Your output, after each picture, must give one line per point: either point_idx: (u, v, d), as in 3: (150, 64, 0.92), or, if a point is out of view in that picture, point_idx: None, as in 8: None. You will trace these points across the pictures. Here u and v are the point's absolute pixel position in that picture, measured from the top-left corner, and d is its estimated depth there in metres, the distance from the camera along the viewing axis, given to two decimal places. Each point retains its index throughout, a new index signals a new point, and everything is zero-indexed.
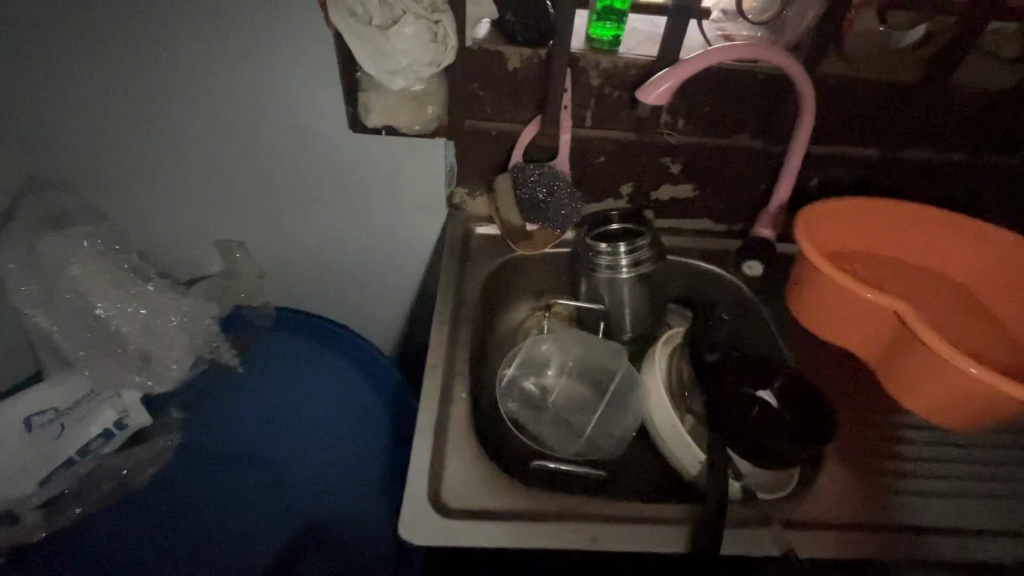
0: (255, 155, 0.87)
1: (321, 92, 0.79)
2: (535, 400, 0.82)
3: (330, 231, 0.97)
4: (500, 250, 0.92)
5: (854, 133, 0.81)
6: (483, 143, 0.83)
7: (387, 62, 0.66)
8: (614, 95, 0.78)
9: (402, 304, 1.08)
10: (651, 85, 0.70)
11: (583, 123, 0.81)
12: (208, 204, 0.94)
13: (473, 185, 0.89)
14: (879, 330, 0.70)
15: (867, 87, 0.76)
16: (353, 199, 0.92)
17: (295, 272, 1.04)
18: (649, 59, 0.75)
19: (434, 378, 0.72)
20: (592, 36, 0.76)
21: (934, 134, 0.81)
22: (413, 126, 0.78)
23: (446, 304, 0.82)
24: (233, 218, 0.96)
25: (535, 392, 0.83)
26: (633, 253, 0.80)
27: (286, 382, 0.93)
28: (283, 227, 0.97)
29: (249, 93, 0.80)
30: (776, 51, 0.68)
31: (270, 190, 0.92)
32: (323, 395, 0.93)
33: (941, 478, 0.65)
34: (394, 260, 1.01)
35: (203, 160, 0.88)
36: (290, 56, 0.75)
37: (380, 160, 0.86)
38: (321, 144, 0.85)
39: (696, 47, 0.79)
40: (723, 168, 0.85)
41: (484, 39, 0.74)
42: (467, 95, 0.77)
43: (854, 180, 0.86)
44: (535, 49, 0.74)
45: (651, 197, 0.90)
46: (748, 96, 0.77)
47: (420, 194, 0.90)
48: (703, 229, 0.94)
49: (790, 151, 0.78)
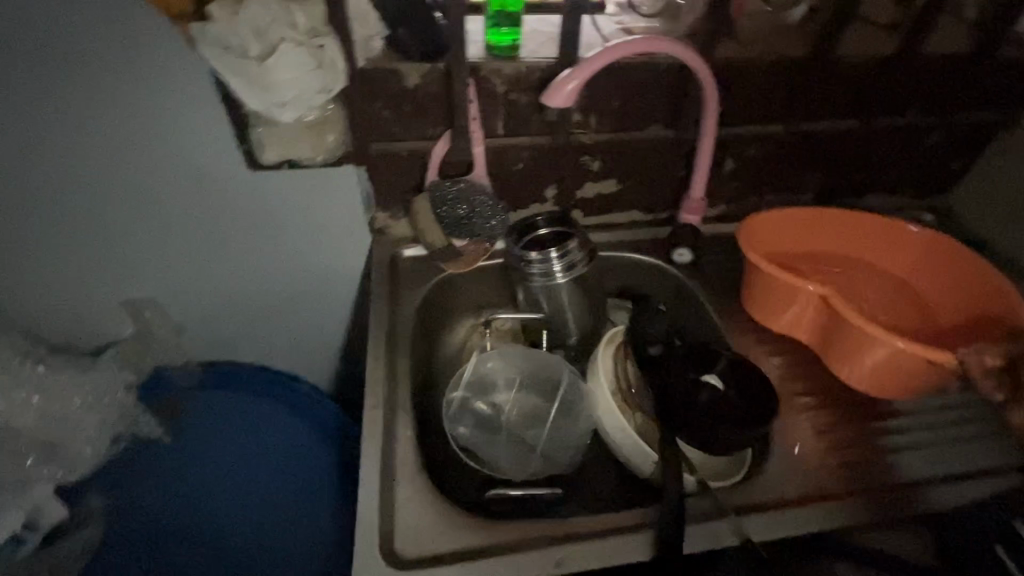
0: (146, 208, 0.80)
1: (206, 133, 0.73)
2: (486, 420, 0.79)
3: (248, 276, 0.91)
4: (432, 269, 0.88)
5: (758, 112, 0.83)
6: (396, 164, 0.79)
7: (271, 94, 0.62)
8: (522, 100, 0.76)
9: (343, 339, 1.03)
10: (555, 88, 0.68)
11: (496, 131, 0.79)
12: (104, 266, 0.86)
13: (393, 207, 0.86)
14: (820, 322, 0.74)
15: (764, 66, 0.78)
16: (265, 239, 0.86)
17: (218, 323, 0.97)
18: (550, 62, 0.73)
19: (375, 418, 0.68)
20: (490, 43, 0.74)
21: (832, 104, 0.84)
22: (315, 156, 0.75)
23: (380, 338, 0.78)
24: (135, 276, 0.88)
25: (486, 413, 0.80)
26: (565, 257, 0.79)
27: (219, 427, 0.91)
28: (194, 279, 0.90)
29: (128, 146, 0.74)
30: (669, 42, 0.68)
31: (171, 243, 0.85)
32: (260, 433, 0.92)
33: (896, 452, 0.67)
34: (324, 296, 0.95)
35: (88, 221, 0.80)
36: (164, 100, 0.70)
37: (286, 194, 0.81)
38: (218, 186, 0.79)
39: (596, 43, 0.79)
40: (642, 160, 0.85)
41: (378, 58, 0.70)
42: (368, 118, 0.74)
43: (766, 155, 0.89)
44: (433, 63, 0.71)
45: (576, 196, 0.89)
46: (653, 87, 0.78)
47: (336, 224, 0.85)
48: (633, 221, 0.94)
49: (702, 132, 0.78)
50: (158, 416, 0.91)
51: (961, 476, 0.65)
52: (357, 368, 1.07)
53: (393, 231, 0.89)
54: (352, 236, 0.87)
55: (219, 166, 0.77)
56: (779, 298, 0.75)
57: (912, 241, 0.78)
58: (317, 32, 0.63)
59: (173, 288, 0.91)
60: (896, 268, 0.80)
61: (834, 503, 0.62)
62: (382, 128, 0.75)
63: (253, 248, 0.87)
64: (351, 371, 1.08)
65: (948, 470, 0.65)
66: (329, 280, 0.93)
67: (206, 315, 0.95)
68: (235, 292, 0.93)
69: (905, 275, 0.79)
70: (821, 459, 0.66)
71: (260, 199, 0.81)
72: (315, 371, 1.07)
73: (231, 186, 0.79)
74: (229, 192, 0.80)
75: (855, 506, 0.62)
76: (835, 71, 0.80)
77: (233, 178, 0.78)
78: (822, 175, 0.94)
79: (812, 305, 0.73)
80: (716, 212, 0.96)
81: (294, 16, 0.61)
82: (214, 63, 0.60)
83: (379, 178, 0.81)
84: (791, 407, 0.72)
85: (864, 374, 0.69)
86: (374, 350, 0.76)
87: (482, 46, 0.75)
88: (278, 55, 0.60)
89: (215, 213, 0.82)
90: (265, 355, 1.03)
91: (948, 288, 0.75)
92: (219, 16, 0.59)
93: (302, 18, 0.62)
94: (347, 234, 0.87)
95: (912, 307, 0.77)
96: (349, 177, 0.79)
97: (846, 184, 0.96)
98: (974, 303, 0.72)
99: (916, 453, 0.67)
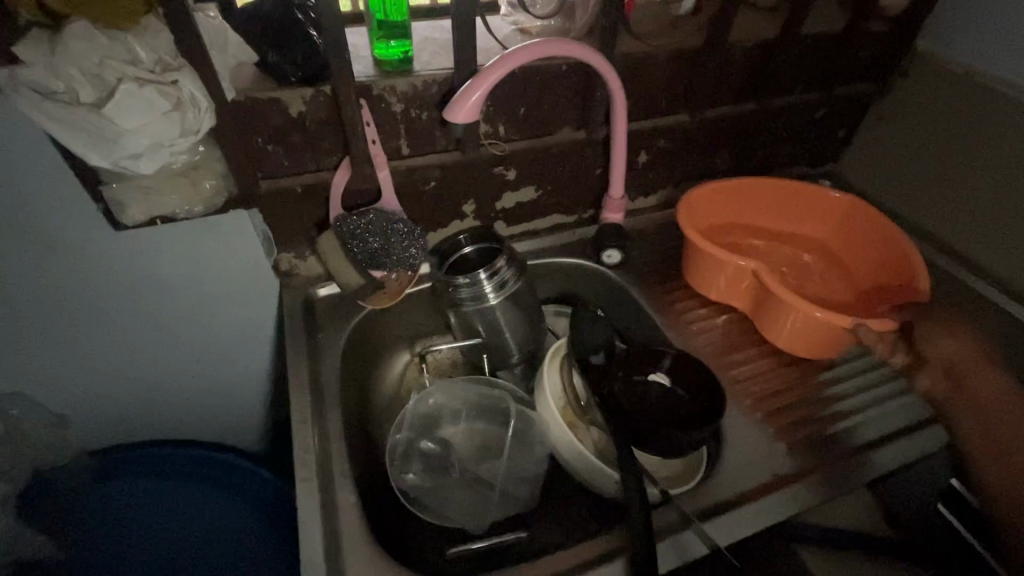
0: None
1: (49, 197, 0.61)
2: (437, 462, 0.74)
3: (135, 347, 0.79)
4: (352, 308, 0.80)
5: (664, 102, 0.83)
6: (292, 202, 0.71)
7: (120, 147, 0.53)
8: (424, 117, 0.70)
9: (265, 396, 0.92)
10: (457, 102, 0.62)
11: (400, 152, 0.73)
12: None
13: (299, 247, 0.77)
14: (753, 296, 0.77)
15: (665, 58, 0.77)
16: (148, 304, 0.74)
17: (108, 404, 0.83)
18: (449, 73, 0.68)
19: (311, 493, 0.60)
20: (378, 57, 0.67)
21: (731, 88, 0.85)
22: (192, 208, 0.66)
23: (305, 397, 0.69)
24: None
25: (436, 455, 0.74)
26: (495, 277, 0.74)
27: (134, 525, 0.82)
28: (68, 362, 0.77)
29: None
30: (569, 43, 0.65)
31: (30, 326, 0.71)
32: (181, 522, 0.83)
33: (839, 418, 0.69)
34: (234, 353, 0.85)
35: None
36: None
37: (165, 251, 0.70)
38: (73, 255, 0.66)
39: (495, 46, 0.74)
40: (558, 164, 0.83)
41: (250, 87, 0.61)
42: (251, 153, 0.65)
43: (675, 144, 0.89)
44: (315, 87, 0.63)
45: (497, 208, 0.84)
46: (558, 89, 0.75)
47: (232, 274, 0.75)
48: (556, 225, 0.91)
49: (613, 130, 0.76)
50: (45, 533, 0.79)
51: (897, 433, 0.67)
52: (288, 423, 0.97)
53: (302, 272, 0.80)
54: (256, 284, 0.78)
55: (74, 232, 0.65)
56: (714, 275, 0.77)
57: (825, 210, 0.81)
58: (167, 65, 0.53)
59: (43, 376, 0.77)
60: (825, 239, 0.83)
61: (788, 483, 0.63)
62: (271, 162, 0.67)
63: (136, 317, 0.75)
64: (280, 426, 0.98)
65: (887, 430, 0.67)
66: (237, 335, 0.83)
67: (92, 398, 0.82)
68: (123, 368, 0.80)
69: (831, 245, 0.83)
70: (773, 438, 0.67)
71: (135, 261, 0.70)
72: (235, 434, 0.95)
73: (94, 252, 0.67)
74: (93, 259, 0.68)
75: (809, 481, 0.63)
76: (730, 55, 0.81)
77: (96, 243, 0.66)
78: (732, 157, 0.96)
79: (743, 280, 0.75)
80: (638, 204, 0.96)
81: (134, 50, 0.52)
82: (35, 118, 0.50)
83: (276, 219, 0.72)
84: (743, 385, 0.73)
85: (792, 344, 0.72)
86: (298, 413, 0.67)
87: (370, 63, 0.69)
88: (118, 99, 0.51)
89: (79, 284, 0.70)
90: (175, 430, 0.91)
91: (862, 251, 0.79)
92: (31, 59, 0.49)
93: (144, 52, 0.52)
94: (251, 282, 0.77)
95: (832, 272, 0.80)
96: (242, 222, 0.70)
97: (752, 162, 0.99)
98: (893, 271, 0.74)
99: (859, 416, 0.69)
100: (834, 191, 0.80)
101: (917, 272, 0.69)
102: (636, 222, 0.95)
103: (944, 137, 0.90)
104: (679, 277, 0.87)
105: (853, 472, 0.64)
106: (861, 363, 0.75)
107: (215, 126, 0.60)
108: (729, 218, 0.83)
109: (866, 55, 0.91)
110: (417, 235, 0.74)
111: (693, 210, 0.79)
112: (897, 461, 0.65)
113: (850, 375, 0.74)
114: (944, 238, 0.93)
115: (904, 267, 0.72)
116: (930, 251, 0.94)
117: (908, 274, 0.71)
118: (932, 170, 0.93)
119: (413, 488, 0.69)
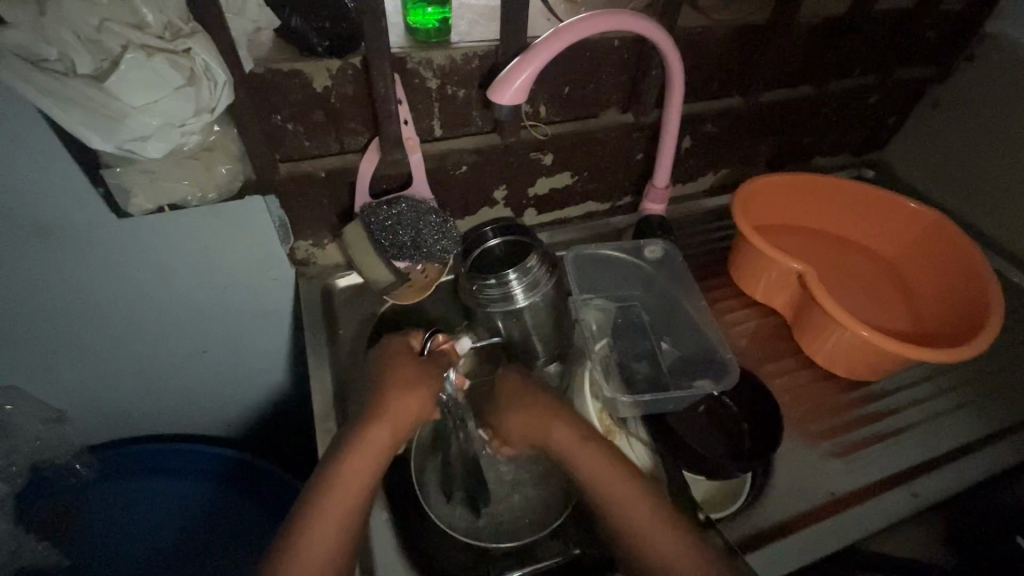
0: None
1: (44, 188, 0.54)
2: None
3: (138, 346, 0.72)
4: (372, 302, 0.74)
5: (716, 85, 0.76)
6: (311, 189, 0.64)
7: (125, 128, 0.46)
8: (460, 95, 0.63)
9: (279, 388, 0.86)
10: (504, 82, 0.54)
11: (431, 133, 0.65)
12: None
13: (317, 234, 0.69)
14: (791, 300, 0.72)
15: (724, 34, 0.70)
16: (154, 299, 0.68)
17: (111, 398, 0.78)
18: (491, 45, 0.60)
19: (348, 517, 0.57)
20: (413, 25, 0.60)
21: (789, 67, 0.78)
22: (205, 194, 0.58)
23: (328, 402, 0.63)
24: None
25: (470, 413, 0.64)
26: (526, 277, 0.65)
27: (147, 518, 0.80)
28: (62, 362, 0.71)
29: None
30: (634, 17, 0.56)
31: (21, 323, 0.65)
32: (195, 519, 0.81)
33: (892, 436, 0.66)
34: (247, 349, 0.79)
35: None
36: None
37: (173, 237, 0.62)
38: (73, 246, 0.59)
39: (538, 15, 0.66)
40: (600, 150, 0.75)
41: (269, 56, 0.54)
42: (266, 132, 0.57)
43: (723, 130, 0.82)
44: (344, 59, 0.55)
45: (530, 194, 0.77)
46: (607, 68, 0.67)
47: (243, 265, 0.68)
48: (588, 212, 0.85)
49: (665, 116, 0.68)
50: (46, 539, 0.76)
51: (952, 454, 0.64)
52: (302, 414, 0.92)
53: (319, 261, 0.73)
54: (272, 279, 0.71)
55: (75, 227, 0.58)
56: (758, 271, 0.73)
57: (879, 210, 0.77)
58: (177, 32, 0.46)
59: (31, 372, 0.70)
60: (881, 247, 0.79)
61: (841, 510, 0.60)
62: (290, 142, 0.59)
63: (136, 313, 0.68)
64: (288, 418, 0.92)
65: (937, 450, 0.65)
66: (248, 329, 0.76)
67: (90, 394, 0.76)
68: (122, 363, 0.74)
69: (887, 255, 0.78)
70: (826, 455, 0.64)
71: (138, 260, 0.63)
72: (242, 426, 0.90)
73: (93, 248, 0.60)
74: (94, 255, 0.61)
75: (856, 503, 0.60)
76: (795, 32, 0.73)
77: (94, 238, 0.59)
78: (780, 144, 0.89)
79: (788, 279, 0.70)
80: (675, 194, 0.89)
81: (139, 12, 0.45)
82: (21, 89, 0.42)
83: (295, 205, 0.65)
84: (793, 396, 0.69)
85: (830, 355, 0.68)
86: (320, 422, 0.61)
87: (402, 31, 0.61)
88: (123, 71, 0.44)
89: (77, 282, 0.63)
90: (181, 423, 0.86)
91: (920, 258, 0.75)
92: (15, 20, 0.41)
93: (151, 14, 0.45)
94: (269, 277, 0.71)
95: (886, 275, 0.77)
96: (258, 209, 0.62)
97: (799, 150, 0.92)
98: (960, 292, 0.69)
99: (913, 433, 0.66)
100: (908, 200, 0.75)
101: (989, 298, 0.64)
102: (674, 212, 0.89)
103: (1013, 131, 0.82)
104: (722, 275, 0.81)
105: (909, 497, 0.61)
106: (911, 375, 0.72)
107: (233, 102, 0.52)
108: (781, 210, 0.78)
109: (935, 35, 0.82)
110: (450, 225, 0.67)
111: (749, 201, 0.74)
112: (953, 487, 0.62)
113: (901, 386, 0.71)
114: (1002, 238, 0.87)
115: (976, 294, 0.67)
116: (982, 251, 0.89)
117: (979, 302, 0.65)
118: (995, 166, 0.85)
119: (440, 485, 0.63)
